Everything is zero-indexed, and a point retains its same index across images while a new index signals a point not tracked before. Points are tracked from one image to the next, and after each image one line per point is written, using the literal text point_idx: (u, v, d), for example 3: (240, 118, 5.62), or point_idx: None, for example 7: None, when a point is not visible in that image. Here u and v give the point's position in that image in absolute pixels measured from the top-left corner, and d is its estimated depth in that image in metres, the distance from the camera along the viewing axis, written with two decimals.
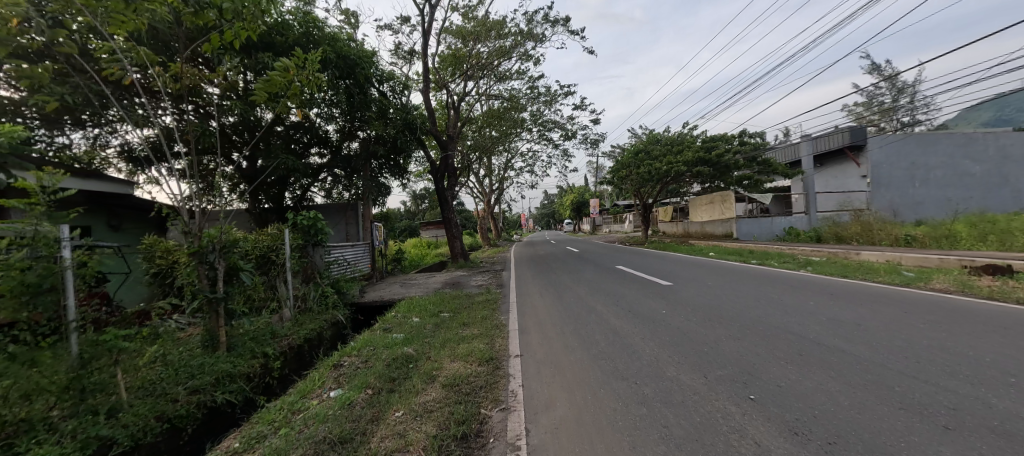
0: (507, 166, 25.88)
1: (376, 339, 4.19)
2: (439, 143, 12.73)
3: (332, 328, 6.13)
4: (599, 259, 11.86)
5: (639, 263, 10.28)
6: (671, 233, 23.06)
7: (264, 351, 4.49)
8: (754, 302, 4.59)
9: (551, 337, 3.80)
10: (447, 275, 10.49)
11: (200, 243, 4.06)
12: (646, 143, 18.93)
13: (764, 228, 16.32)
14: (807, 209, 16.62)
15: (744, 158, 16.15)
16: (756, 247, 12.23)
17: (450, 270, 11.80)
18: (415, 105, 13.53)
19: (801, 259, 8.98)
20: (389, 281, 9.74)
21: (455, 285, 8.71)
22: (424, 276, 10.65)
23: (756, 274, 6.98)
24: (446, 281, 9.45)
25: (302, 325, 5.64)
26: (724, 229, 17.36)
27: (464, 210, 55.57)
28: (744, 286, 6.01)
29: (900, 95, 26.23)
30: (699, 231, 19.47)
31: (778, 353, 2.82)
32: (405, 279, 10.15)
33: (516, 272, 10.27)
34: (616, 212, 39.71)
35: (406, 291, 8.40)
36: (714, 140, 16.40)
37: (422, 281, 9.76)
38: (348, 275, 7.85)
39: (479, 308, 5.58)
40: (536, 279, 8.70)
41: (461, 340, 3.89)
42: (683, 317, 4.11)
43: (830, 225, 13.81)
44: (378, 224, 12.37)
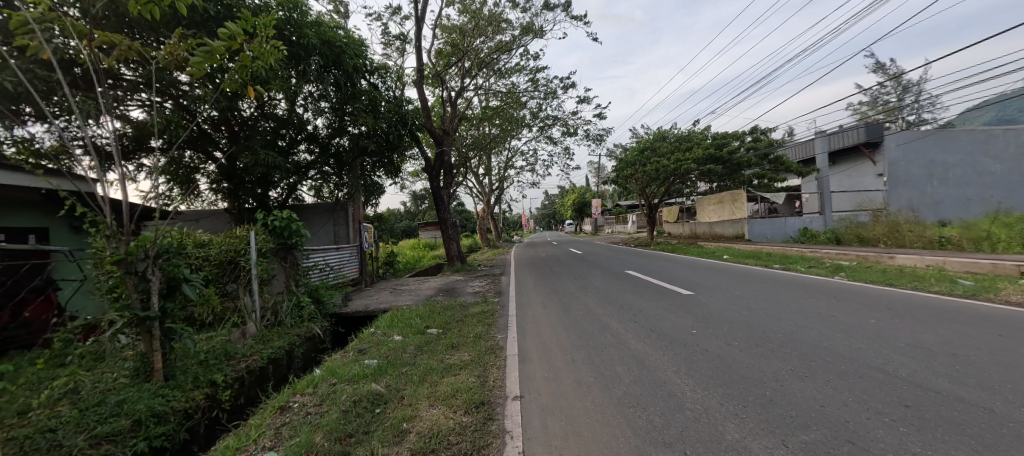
0: (507, 166, 25.12)
1: (344, 366, 3.43)
2: (434, 139, 11.93)
3: (305, 344, 5.37)
4: (604, 261, 11.10)
5: (646, 265, 9.55)
6: (676, 234, 22.28)
7: (212, 379, 3.71)
8: (802, 320, 3.81)
9: (560, 369, 3.03)
10: (441, 281, 9.74)
11: (127, 249, 3.26)
12: (652, 140, 18.14)
13: (777, 229, 15.50)
14: (822, 209, 15.81)
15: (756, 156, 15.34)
16: (773, 249, 11.45)
17: (445, 274, 11.03)
18: (409, 99, 12.73)
19: (829, 264, 8.20)
20: (378, 288, 8.98)
21: (449, 292, 7.98)
22: (417, 281, 9.89)
23: (786, 281, 6.19)
24: (440, 287, 8.69)
25: (267, 343, 4.88)
26: (734, 230, 16.54)
27: (464, 210, 54.81)
28: (778, 295, 5.24)
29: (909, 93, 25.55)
30: (707, 232, 18.63)
31: (874, 405, 2.06)
32: (396, 285, 9.43)
33: (516, 276, 9.51)
34: (618, 212, 38.92)
35: (395, 299, 7.64)
36: (724, 137, 15.58)
37: (414, 287, 9.02)
38: (329, 281, 7.09)
39: (471, 323, 4.81)
40: (538, 285, 7.93)
41: (446, 370, 3.09)
42: (720, 341, 3.34)
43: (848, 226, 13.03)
44: (367, 224, 10.35)
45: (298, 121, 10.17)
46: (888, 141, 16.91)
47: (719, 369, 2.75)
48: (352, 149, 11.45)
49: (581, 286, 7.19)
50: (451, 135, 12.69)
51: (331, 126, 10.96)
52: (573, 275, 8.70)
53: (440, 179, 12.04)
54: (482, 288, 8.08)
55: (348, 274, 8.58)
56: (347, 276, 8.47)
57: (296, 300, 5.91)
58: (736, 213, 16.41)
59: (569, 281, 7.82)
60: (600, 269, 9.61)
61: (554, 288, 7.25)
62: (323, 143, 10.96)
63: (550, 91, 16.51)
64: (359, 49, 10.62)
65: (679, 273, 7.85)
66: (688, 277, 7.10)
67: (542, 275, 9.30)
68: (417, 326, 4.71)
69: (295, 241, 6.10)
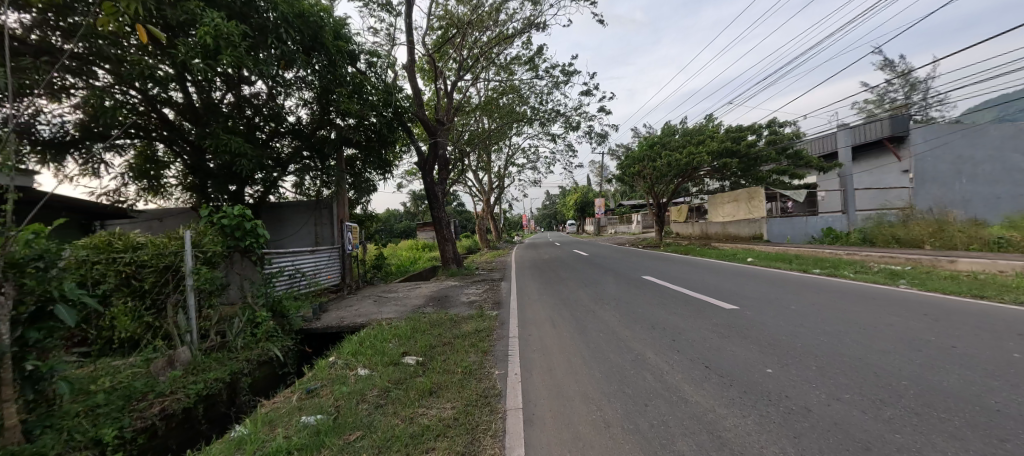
0: (507, 163, 24.08)
1: (272, 426, 2.37)
2: (426, 129, 10.82)
3: (257, 372, 4.33)
4: (613, 264, 10.03)
5: (662, 269, 8.50)
6: (684, 234, 21.21)
7: (97, 437, 2.62)
8: (912, 353, 2.78)
9: (592, 442, 1.94)
10: (434, 287, 8.69)
11: None
12: (662, 135, 17.06)
13: (798, 229, 14.40)
14: (845, 207, 14.73)
15: (776, 150, 14.27)
16: (802, 251, 10.36)
17: (439, 278, 10.00)
18: (400, 86, 11.63)
19: (876, 269, 7.15)
20: (361, 295, 7.93)
21: (440, 301, 6.91)
22: (407, 287, 8.86)
23: (843, 290, 5.16)
24: (431, 295, 7.66)
25: (206, 372, 3.83)
26: (751, 230, 15.44)
27: (463, 210, 53.72)
28: (845, 309, 4.19)
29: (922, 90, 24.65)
30: (720, 232, 17.52)
31: None
32: (381, 292, 8.38)
33: (517, 282, 8.46)
34: (622, 212, 37.98)
35: (377, 309, 6.59)
36: (740, 130, 14.48)
37: (402, 295, 7.95)
38: (297, 291, 6.03)
39: (461, 349, 3.75)
40: (543, 292, 6.87)
41: (415, 442, 2.02)
42: (820, 389, 2.28)
43: (879, 225, 11.96)
44: (352, 224, 9.13)
45: (275, 109, 9.12)
46: (915, 135, 15.80)
47: (850, 450, 1.70)
48: (337, 141, 10.44)
49: (592, 294, 6.16)
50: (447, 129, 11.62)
51: (312, 115, 9.91)
52: (582, 280, 7.66)
53: (434, 175, 10.92)
54: (478, 297, 7.00)
55: (324, 282, 7.49)
56: (324, 284, 7.40)
57: (249, 316, 4.83)
58: (753, 212, 15.28)
59: (579, 288, 6.77)
60: (610, 271, 8.60)
61: (559, 296, 6.25)
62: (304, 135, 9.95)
63: (553, 82, 15.42)
64: (344, 30, 9.58)
65: (701, 279, 6.84)
66: (719, 285, 6.04)
67: (547, 280, 8.32)
68: (392, 353, 3.64)
69: (253, 246, 5.04)
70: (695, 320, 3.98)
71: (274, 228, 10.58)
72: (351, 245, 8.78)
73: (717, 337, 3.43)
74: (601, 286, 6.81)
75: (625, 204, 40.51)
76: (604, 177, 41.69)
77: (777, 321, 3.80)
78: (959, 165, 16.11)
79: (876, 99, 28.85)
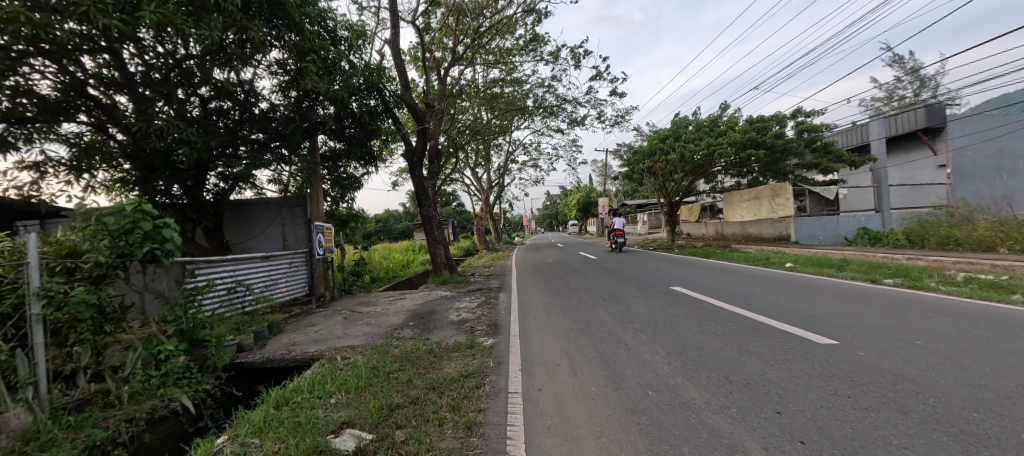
0: (508, 160, 22.79)
1: None
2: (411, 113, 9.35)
3: (145, 436, 2.98)
4: (628, 270, 8.65)
5: (689, 276, 7.16)
6: (697, 235, 19.77)
7: None
8: None
9: None
10: (419, 299, 7.29)
11: None
12: (675, 128, 15.65)
13: (830, 230, 12.95)
14: (880, 205, 13.34)
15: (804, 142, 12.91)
16: (849, 255, 8.93)
17: (427, 287, 8.64)
18: (382, 66, 10.19)
19: (964, 279, 5.74)
20: (330, 311, 6.56)
21: (422, 321, 5.52)
22: (388, 299, 7.50)
23: (966, 313, 3.76)
24: (414, 310, 6.28)
25: (41, 450, 2.45)
26: (774, 232, 13.94)
27: (463, 212, 52.21)
28: (1013, 348, 2.79)
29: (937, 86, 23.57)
30: (739, 232, 16.04)
31: None
32: (353, 306, 6.95)
33: (519, 292, 7.11)
34: (626, 212, 36.95)
35: (342, 330, 5.22)
36: (764, 120, 13.10)
37: (377, 309, 6.59)
38: (228, 314, 4.63)
39: (431, 419, 2.37)
40: (551, 307, 5.50)
41: None
42: None
43: (927, 224, 10.57)
44: (325, 224, 7.73)
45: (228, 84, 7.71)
46: (953, 127, 14.40)
47: None
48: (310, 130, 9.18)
49: (613, 311, 4.85)
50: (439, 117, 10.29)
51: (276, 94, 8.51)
52: (599, 291, 6.29)
53: (423, 167, 9.56)
54: (470, 314, 5.62)
55: (279, 296, 6.06)
56: (280, 299, 6.01)
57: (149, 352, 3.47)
58: (777, 211, 13.55)
59: (593, 302, 5.46)
60: (628, 279, 7.22)
61: (570, 313, 4.94)
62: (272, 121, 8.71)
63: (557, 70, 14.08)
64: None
65: (748, 291, 5.48)
66: (780, 302, 4.65)
67: (552, 290, 7.02)
68: (320, 429, 2.28)
69: (165, 253, 3.73)
70: (787, 367, 2.64)
71: (239, 229, 9.20)
72: (322, 249, 7.39)
73: (850, 411, 2.07)
74: (622, 300, 5.48)
75: (629, 204, 39.09)
76: (607, 177, 40.21)
77: (927, 373, 2.42)
78: (1002, 159, 14.62)
79: (887, 96, 27.81)
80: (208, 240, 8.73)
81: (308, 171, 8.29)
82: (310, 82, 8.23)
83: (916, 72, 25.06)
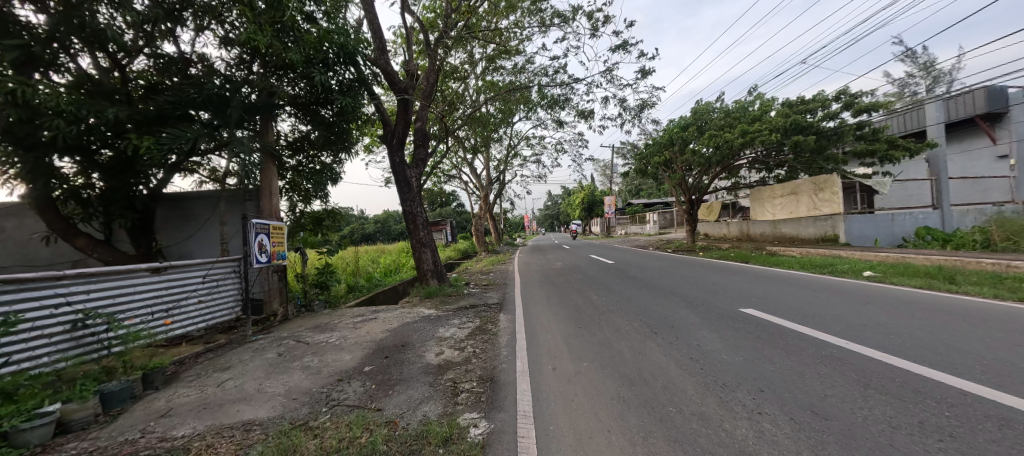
0: (510, 154, 21.15)
1: None
2: (391, 82, 7.20)
3: None
4: (663, 280, 6.81)
5: (754, 290, 5.33)
6: (717, 236, 17.91)
7: None
8: None
9: None
10: (391, 322, 5.50)
11: None
12: (700, 115, 13.77)
13: (884, 229, 11.05)
14: (938, 201, 11.44)
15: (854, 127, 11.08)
16: (938, 261, 7.09)
17: (408, 302, 6.85)
18: (358, 28, 8.10)
19: None
20: (265, 342, 4.78)
21: (384, 364, 3.71)
22: (352, 321, 5.70)
23: None
24: (378, 343, 4.47)
25: None
26: (815, 231, 12.05)
27: (462, 212, 50.44)
28: None
29: (960, 78, 22.31)
30: (770, 232, 14.21)
31: None
32: (300, 333, 5.15)
33: (527, 313, 5.32)
34: (633, 212, 35.42)
35: (261, 380, 3.43)
36: (807, 102, 11.27)
37: (331, 338, 4.79)
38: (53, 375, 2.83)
39: None
40: (575, 342, 3.71)
41: None
42: None
43: (1016, 222, 8.75)
44: (280, 224, 6.00)
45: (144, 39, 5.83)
46: (1018, 110, 12.50)
47: None
48: (259, 105, 7.22)
49: (676, 356, 3.04)
50: (427, 94, 8.47)
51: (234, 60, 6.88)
52: (640, 315, 4.48)
53: (405, 150, 7.69)
54: (455, 353, 3.83)
55: (172, 327, 4.19)
56: (169, 334, 4.11)
57: None
58: (818, 208, 11.64)
59: (637, 336, 3.68)
60: (671, 296, 5.40)
61: (606, 358, 3.14)
62: (195, 80, 6.49)
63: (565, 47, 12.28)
64: None
65: (869, 320, 3.67)
66: (960, 348, 2.82)
67: (569, 309, 5.26)
68: None
69: None
70: None
71: (175, 230, 7.42)
72: (266, 255, 5.60)
73: None
74: (678, 331, 3.70)
75: (635, 203, 37.36)
76: (612, 176, 38.48)
77: None
78: None
79: (904, 91, 26.61)
80: (132, 244, 6.92)
81: (249, 150, 6.43)
82: (256, 38, 6.26)
83: (936, 63, 23.81)
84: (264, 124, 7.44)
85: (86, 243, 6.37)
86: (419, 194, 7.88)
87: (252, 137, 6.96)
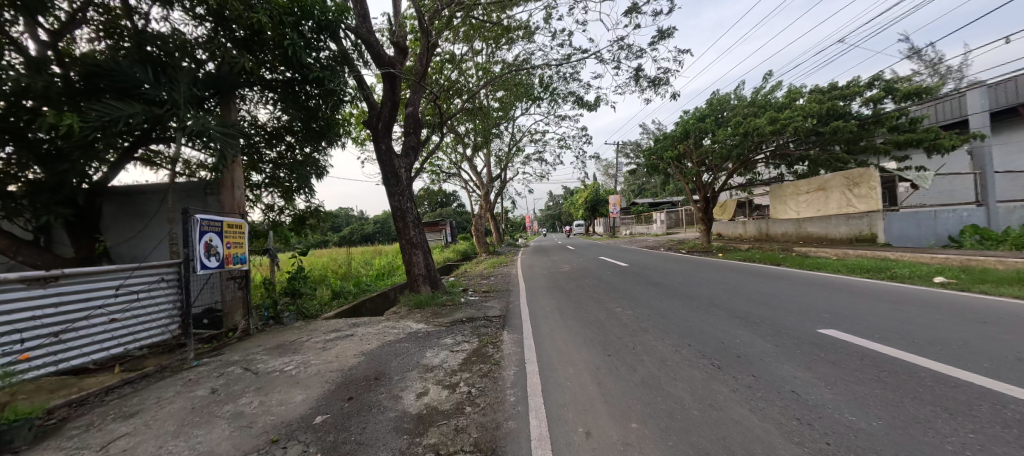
0: (512, 150, 20.15)
1: None
2: (372, 52, 6.11)
3: None
4: (695, 287, 5.78)
5: (818, 302, 4.29)
6: (732, 236, 16.84)
7: None
8: None
9: None
10: (369, 341, 4.47)
11: None
12: (717, 106, 12.75)
13: (925, 228, 9.98)
14: (984, 197, 10.28)
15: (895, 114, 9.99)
16: (1018, 265, 6.01)
17: (393, 314, 5.82)
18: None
19: None
20: (205, 370, 3.76)
21: (344, 411, 2.67)
22: (321, 340, 4.65)
23: None
24: (345, 373, 3.43)
25: None
26: (847, 230, 10.98)
27: (463, 212, 49.50)
28: None
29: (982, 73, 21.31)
30: (794, 232, 13.12)
31: None
32: (254, 357, 4.14)
33: (536, 328, 4.33)
34: (639, 212, 34.42)
35: (165, 441, 2.41)
36: (842, 88, 10.19)
37: (288, 365, 3.78)
38: None
39: None
40: (608, 378, 2.67)
41: None
42: None
43: None
44: (237, 221, 5.01)
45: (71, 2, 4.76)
46: None
47: None
48: (217, 80, 6.27)
49: (775, 416, 1.99)
50: (419, 73, 7.51)
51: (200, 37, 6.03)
52: (687, 336, 3.42)
53: (392, 136, 6.61)
54: (444, 394, 2.80)
55: (69, 359, 3.18)
56: (42, 370, 2.99)
57: None
58: (852, 204, 10.57)
59: (696, 372, 2.64)
60: (715, 308, 4.35)
61: (670, 417, 2.07)
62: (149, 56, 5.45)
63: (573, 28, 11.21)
64: None
65: (1018, 352, 2.64)
66: None
67: (589, 323, 4.22)
68: None
69: None
70: None
71: (125, 229, 6.41)
72: (217, 259, 4.57)
73: None
74: (754, 365, 2.65)
75: (640, 203, 36.32)
76: (617, 175, 37.51)
77: None
78: None
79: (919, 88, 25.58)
80: (71, 245, 5.91)
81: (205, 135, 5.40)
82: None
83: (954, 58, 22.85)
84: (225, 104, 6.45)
85: (9, 243, 5.35)
86: (409, 189, 6.85)
87: (209, 117, 5.80)
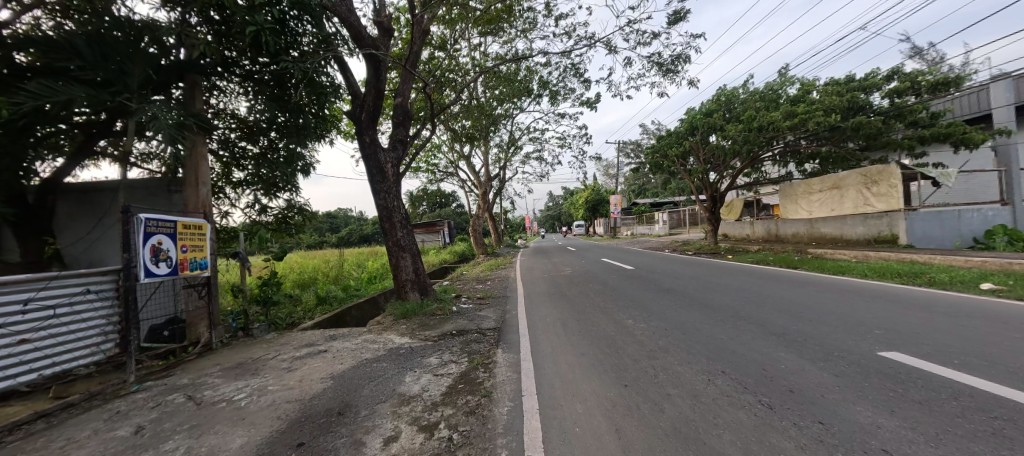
0: (512, 147, 19.56)
1: None
2: (352, 33, 5.52)
3: None
4: (713, 294, 5.19)
5: (862, 315, 3.71)
6: (739, 237, 16.27)
7: None
8: None
9: None
10: (344, 359, 3.88)
11: None
12: (726, 100, 12.17)
13: (947, 227, 9.31)
14: (1012, 195, 9.68)
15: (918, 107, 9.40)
16: None
17: (377, 324, 5.23)
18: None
19: None
20: (143, 398, 3.17)
21: None
22: (290, 357, 4.06)
23: None
24: (305, 404, 2.83)
25: None
26: (864, 230, 10.43)
27: (462, 212, 48.88)
28: None
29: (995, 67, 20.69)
30: (805, 232, 12.55)
31: None
32: (205, 380, 3.54)
33: (534, 343, 3.76)
34: (640, 212, 33.85)
35: None
36: (861, 79, 9.58)
37: (241, 392, 3.19)
38: None
39: None
40: (629, 423, 2.07)
41: None
42: None
43: None
44: (199, 223, 4.48)
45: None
46: None
47: None
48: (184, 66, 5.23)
49: None
50: (408, 61, 6.95)
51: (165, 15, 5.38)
52: (719, 359, 2.83)
53: (377, 128, 6.00)
54: (419, 439, 2.20)
55: None
56: None
57: None
58: (869, 203, 10.02)
59: (742, 414, 2.05)
60: (742, 321, 3.76)
61: None
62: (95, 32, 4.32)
63: None
64: None
65: None
66: None
67: (598, 339, 3.61)
68: None
69: None
70: None
71: (83, 230, 5.81)
72: (169, 265, 3.99)
73: None
74: (821, 407, 2.04)
75: (642, 203, 35.74)
76: (618, 174, 36.94)
77: None
78: None
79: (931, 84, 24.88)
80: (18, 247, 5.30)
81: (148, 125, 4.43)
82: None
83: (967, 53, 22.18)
84: (189, 88, 5.29)
85: None
86: (397, 185, 6.25)
87: (170, 104, 5.13)
